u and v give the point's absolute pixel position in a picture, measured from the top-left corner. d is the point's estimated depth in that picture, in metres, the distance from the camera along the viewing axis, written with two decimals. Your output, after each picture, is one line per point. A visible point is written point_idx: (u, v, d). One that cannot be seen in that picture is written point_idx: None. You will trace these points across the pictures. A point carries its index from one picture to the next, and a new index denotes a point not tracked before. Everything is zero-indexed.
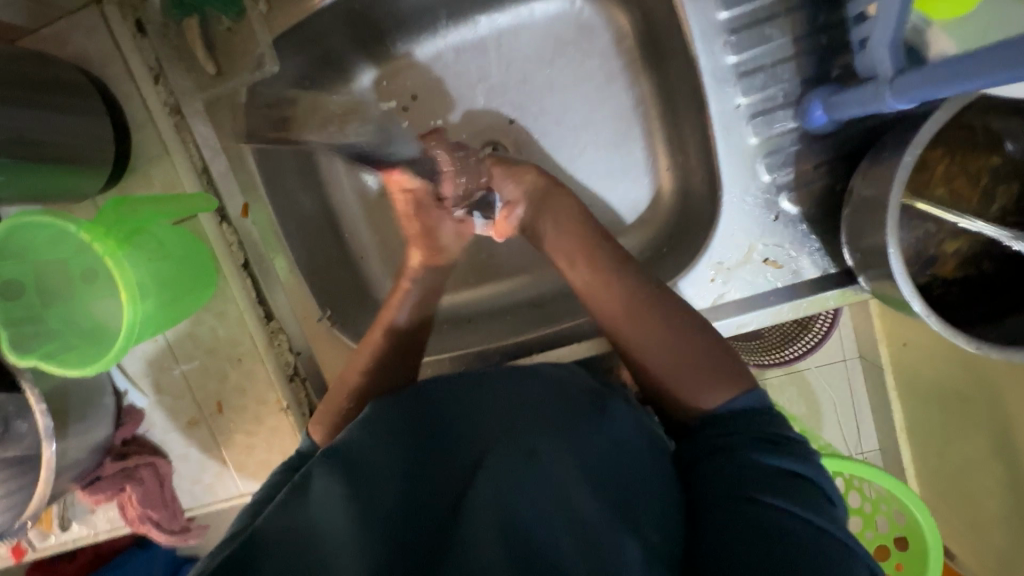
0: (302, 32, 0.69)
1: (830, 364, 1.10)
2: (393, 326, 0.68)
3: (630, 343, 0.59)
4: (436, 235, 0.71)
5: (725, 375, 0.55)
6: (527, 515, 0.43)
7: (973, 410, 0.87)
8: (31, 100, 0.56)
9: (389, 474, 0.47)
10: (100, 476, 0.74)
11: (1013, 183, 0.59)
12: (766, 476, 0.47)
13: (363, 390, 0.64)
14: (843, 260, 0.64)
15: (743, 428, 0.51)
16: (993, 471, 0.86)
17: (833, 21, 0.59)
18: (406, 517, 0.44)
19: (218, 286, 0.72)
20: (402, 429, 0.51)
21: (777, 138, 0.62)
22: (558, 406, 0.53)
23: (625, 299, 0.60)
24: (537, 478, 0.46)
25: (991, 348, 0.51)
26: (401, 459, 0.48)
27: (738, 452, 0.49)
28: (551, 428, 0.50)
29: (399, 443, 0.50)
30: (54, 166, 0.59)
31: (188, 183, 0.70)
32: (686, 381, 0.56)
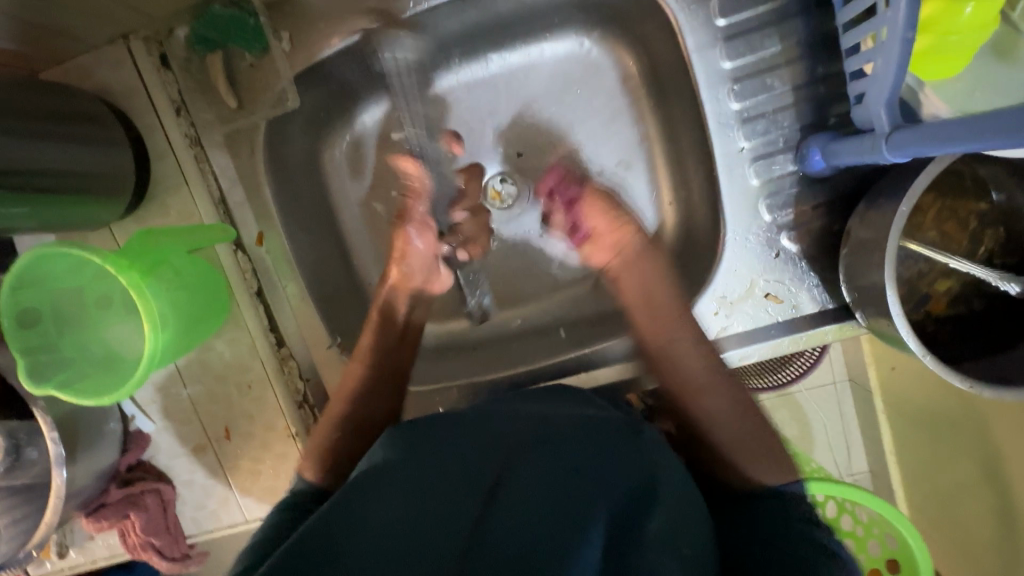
0: (321, 69, 0.71)
1: (820, 387, 1.13)
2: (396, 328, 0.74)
3: (707, 416, 0.62)
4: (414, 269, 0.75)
5: (783, 462, 0.60)
6: (549, 516, 0.45)
7: (964, 438, 0.89)
8: (59, 133, 0.57)
9: (409, 494, 0.48)
10: (104, 503, 0.73)
11: (999, 228, 0.62)
12: (823, 552, 0.51)
13: (345, 415, 0.67)
14: (839, 296, 0.67)
15: (795, 511, 0.56)
16: (982, 497, 0.88)
17: (830, 72, 0.63)
18: (437, 526, 0.45)
19: (231, 313, 0.73)
20: (421, 447, 0.53)
21: (777, 180, 0.65)
22: (565, 421, 0.55)
23: (704, 375, 0.63)
24: (550, 478, 0.48)
25: (983, 387, 0.54)
26: (417, 478, 0.49)
27: (795, 529, 0.53)
28: (560, 438, 0.52)
29: (415, 461, 0.51)
30: (78, 197, 0.60)
31: (205, 212, 0.71)
32: (749, 456, 0.59)
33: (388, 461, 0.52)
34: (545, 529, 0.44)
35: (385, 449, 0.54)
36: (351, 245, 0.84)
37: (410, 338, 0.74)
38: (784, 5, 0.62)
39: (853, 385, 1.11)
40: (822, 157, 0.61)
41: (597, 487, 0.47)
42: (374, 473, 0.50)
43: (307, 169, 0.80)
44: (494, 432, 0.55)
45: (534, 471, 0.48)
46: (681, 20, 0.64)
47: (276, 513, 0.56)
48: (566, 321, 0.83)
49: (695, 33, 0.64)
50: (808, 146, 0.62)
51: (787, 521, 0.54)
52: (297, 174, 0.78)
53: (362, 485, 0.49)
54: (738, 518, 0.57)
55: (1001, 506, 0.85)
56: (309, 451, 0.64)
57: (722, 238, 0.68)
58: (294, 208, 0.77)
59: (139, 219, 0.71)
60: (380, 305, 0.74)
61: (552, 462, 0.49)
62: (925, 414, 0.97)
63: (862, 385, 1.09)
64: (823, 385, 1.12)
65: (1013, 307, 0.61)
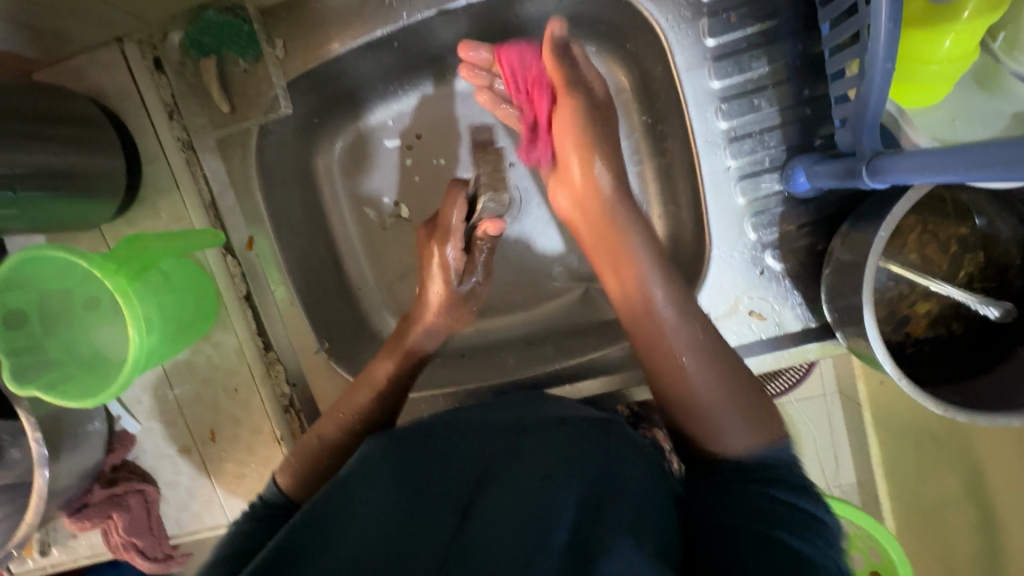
0: (314, 76, 0.72)
1: (811, 399, 1.11)
2: (409, 355, 0.71)
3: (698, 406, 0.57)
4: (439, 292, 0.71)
5: (761, 425, 0.56)
6: (519, 512, 0.48)
7: (948, 453, 0.90)
8: (52, 136, 0.58)
9: (389, 499, 0.51)
10: (87, 502, 0.73)
11: (980, 252, 0.62)
12: (783, 517, 0.49)
13: (338, 443, 0.66)
14: (822, 315, 0.68)
15: (768, 477, 0.53)
16: (966, 511, 0.89)
17: (817, 94, 0.63)
18: (416, 521, 0.49)
19: (219, 316, 0.73)
20: (400, 456, 0.55)
21: (763, 199, 0.66)
22: (538, 427, 0.58)
23: (699, 374, 0.58)
24: (522, 478, 0.51)
25: (958, 411, 0.54)
26: (400, 483, 0.52)
27: (760, 498, 0.51)
28: (532, 444, 0.55)
29: (396, 465, 0.54)
30: (68, 199, 0.61)
31: (196, 216, 0.71)
32: (723, 426, 0.56)
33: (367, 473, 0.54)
34: (514, 518, 0.47)
35: (364, 460, 0.56)
36: (341, 251, 0.84)
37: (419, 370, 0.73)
38: (772, 27, 0.63)
39: (843, 398, 1.10)
40: (806, 178, 0.61)
41: (563, 484, 0.50)
42: (355, 486, 0.53)
43: (299, 174, 0.80)
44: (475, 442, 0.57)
45: (504, 474, 0.52)
46: (670, 39, 0.65)
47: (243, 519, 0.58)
48: (554, 331, 0.84)
49: (684, 53, 0.64)
50: (793, 167, 0.63)
51: (746, 486, 0.52)
52: (288, 180, 0.79)
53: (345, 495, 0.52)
54: (704, 492, 0.54)
55: (981, 522, 0.86)
56: (285, 467, 0.64)
57: (707, 255, 0.68)
58: (286, 212, 0.78)
59: (130, 221, 0.71)
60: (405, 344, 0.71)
61: (522, 468, 0.52)
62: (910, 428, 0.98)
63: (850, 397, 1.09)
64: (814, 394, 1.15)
65: (994, 331, 0.62)
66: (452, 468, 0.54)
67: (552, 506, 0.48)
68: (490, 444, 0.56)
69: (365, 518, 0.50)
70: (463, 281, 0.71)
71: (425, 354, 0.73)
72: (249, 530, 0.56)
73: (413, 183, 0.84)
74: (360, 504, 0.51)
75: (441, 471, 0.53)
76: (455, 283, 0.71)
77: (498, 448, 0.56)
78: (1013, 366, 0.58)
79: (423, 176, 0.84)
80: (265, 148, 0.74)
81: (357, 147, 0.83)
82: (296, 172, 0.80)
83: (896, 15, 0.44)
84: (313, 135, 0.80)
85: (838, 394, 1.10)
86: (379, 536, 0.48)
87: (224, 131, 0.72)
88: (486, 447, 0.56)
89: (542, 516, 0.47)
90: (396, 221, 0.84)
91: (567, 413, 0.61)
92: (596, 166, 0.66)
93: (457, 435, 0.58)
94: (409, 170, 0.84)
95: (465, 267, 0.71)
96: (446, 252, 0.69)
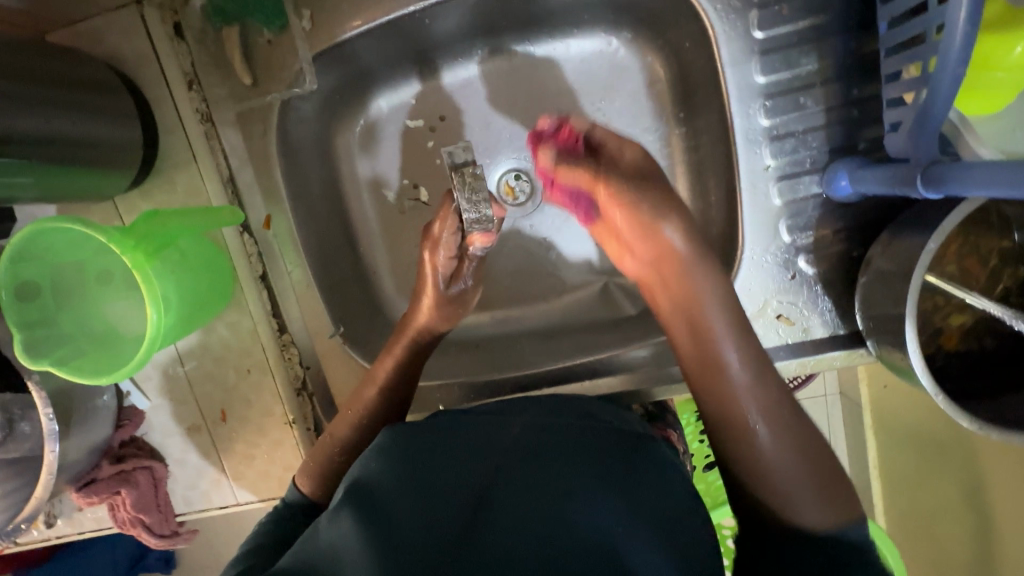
0: (340, 51, 0.69)
1: (812, 398, 1.14)
2: (427, 332, 0.70)
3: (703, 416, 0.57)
4: (436, 305, 0.70)
5: (836, 499, 0.51)
6: (536, 510, 0.49)
7: (952, 461, 0.89)
8: (68, 102, 0.55)
9: (404, 495, 0.51)
10: (96, 478, 0.72)
11: (1019, 267, 0.61)
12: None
13: (350, 443, 0.67)
14: (852, 323, 0.66)
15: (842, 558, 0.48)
16: (963, 519, 0.89)
17: (865, 95, 0.61)
18: (434, 517, 0.48)
19: (234, 296, 0.71)
20: (414, 452, 0.55)
21: (801, 201, 0.64)
22: (562, 429, 0.58)
23: (736, 366, 0.55)
24: (536, 479, 0.52)
25: (992, 429, 0.53)
26: (418, 481, 0.52)
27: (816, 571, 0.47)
28: (549, 444, 0.56)
29: (416, 463, 0.54)
30: (85, 170, 0.59)
31: (213, 192, 0.70)
32: (794, 498, 0.50)
33: (379, 473, 0.53)
34: (531, 518, 0.48)
35: (378, 452, 0.56)
36: (358, 234, 0.82)
37: (426, 357, 0.72)
38: (825, 22, 0.60)
39: (844, 399, 1.13)
40: (849, 182, 0.59)
41: (581, 488, 0.50)
42: (368, 486, 0.52)
43: (318, 153, 0.78)
44: (482, 442, 0.56)
45: (520, 474, 0.52)
46: (717, 29, 0.62)
47: (265, 522, 0.61)
48: (572, 324, 0.82)
49: (731, 45, 0.62)
50: (836, 170, 0.61)
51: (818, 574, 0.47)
52: (308, 158, 0.76)
53: (359, 494, 0.51)
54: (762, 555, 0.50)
55: (978, 527, 0.86)
56: (305, 469, 0.66)
57: (738, 256, 0.67)
58: (304, 190, 0.75)
59: (145, 194, 0.69)
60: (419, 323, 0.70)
61: (537, 468, 0.53)
62: (912, 434, 0.96)
63: (851, 398, 1.10)
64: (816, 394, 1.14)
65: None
66: (469, 463, 0.54)
67: (567, 506, 0.49)
68: (508, 437, 0.57)
69: (388, 513, 0.49)
70: (452, 285, 0.70)
71: (436, 337, 0.72)
72: (272, 527, 0.59)
73: (434, 167, 0.81)
74: (379, 497, 0.51)
75: (461, 469, 0.53)
76: (445, 288, 0.70)
77: (515, 443, 0.56)
78: None
79: (445, 161, 0.81)
80: (287, 124, 0.72)
81: (379, 126, 0.81)
82: (316, 151, 0.78)
83: (974, 17, 0.41)
84: (335, 112, 0.77)
85: (839, 395, 1.14)
86: (399, 527, 0.47)
87: (244, 104, 0.70)
88: (503, 443, 0.56)
89: (557, 514, 0.48)
90: (416, 206, 0.82)
91: (595, 417, 0.62)
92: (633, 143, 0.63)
93: (475, 433, 0.58)
94: (431, 153, 0.81)
95: (455, 272, 0.70)
96: (434, 252, 0.68)
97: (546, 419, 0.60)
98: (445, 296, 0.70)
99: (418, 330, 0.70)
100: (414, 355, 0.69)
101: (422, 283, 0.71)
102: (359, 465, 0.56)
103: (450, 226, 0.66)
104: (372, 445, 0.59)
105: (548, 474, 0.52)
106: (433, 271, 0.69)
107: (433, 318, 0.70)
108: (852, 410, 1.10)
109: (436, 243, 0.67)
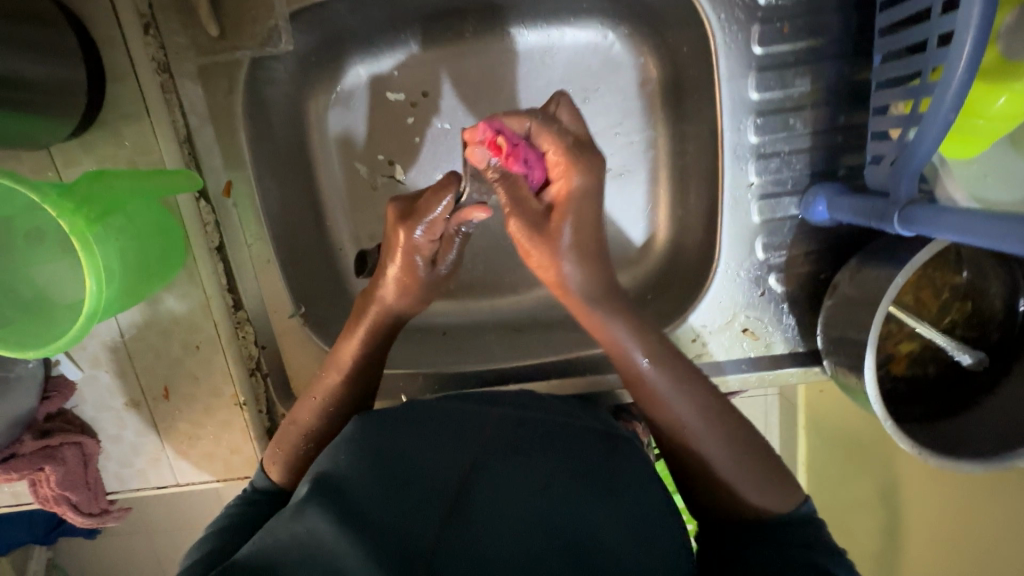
0: (320, 9, 0.65)
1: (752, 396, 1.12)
2: (390, 312, 0.65)
3: (679, 431, 0.57)
4: (406, 287, 0.64)
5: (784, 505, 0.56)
6: (517, 515, 0.49)
7: (871, 458, 0.94)
8: (2, 32, 0.48)
9: (379, 488, 0.49)
10: (17, 453, 0.66)
11: (966, 302, 0.65)
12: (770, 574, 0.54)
13: (315, 427, 0.64)
14: (811, 341, 0.69)
15: None
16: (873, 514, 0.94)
17: (851, 122, 0.62)
18: (411, 515, 0.48)
19: (186, 266, 0.66)
20: (387, 444, 0.53)
21: (778, 221, 0.65)
22: (538, 425, 0.58)
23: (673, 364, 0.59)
24: (521, 483, 0.51)
25: (931, 454, 0.56)
26: (392, 476, 0.50)
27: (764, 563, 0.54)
28: (529, 443, 0.56)
29: (388, 456, 0.52)
30: (17, 117, 0.51)
31: (167, 150, 0.63)
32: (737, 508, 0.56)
33: (350, 469, 0.51)
34: (512, 520, 0.49)
35: (347, 447, 0.53)
36: (325, 208, 0.77)
37: (384, 350, 0.67)
38: (822, 45, 0.60)
39: (781, 398, 1.13)
40: (826, 208, 0.61)
41: (562, 495, 0.51)
42: (337, 480, 0.50)
43: (287, 118, 0.73)
44: (456, 439, 0.55)
45: (499, 473, 0.52)
46: (718, 39, 0.61)
47: (232, 505, 0.59)
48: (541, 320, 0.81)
49: (730, 57, 0.61)
50: (814, 195, 0.62)
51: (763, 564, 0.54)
52: (276, 122, 0.71)
53: (327, 492, 0.49)
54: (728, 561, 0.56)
55: (887, 524, 0.91)
56: (270, 455, 0.64)
57: (714, 268, 0.67)
58: (269, 156, 0.70)
59: (87, 145, 0.62)
60: (381, 302, 0.64)
61: (521, 470, 0.53)
62: (839, 434, 0.99)
63: (789, 397, 1.11)
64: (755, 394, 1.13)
65: (962, 380, 0.65)
66: (442, 457, 0.53)
67: (545, 514, 0.49)
68: (483, 432, 0.57)
69: (363, 507, 0.47)
70: (433, 269, 0.65)
71: (403, 318, 0.67)
72: (238, 519, 0.57)
73: (412, 144, 0.77)
74: (354, 491, 0.49)
75: (435, 463, 0.52)
76: (425, 273, 0.64)
77: (493, 439, 0.56)
78: (981, 414, 0.61)
79: (423, 139, 0.77)
80: (256, 83, 0.66)
81: (356, 95, 0.76)
82: (285, 116, 0.72)
83: (974, 66, 0.42)
84: (309, 75, 0.72)
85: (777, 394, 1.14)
86: (381, 526, 0.46)
87: (208, 56, 0.64)
88: (478, 438, 0.56)
89: (535, 523, 0.49)
90: (389, 182, 0.78)
91: (569, 414, 0.62)
92: (575, 175, 0.56)
93: (447, 427, 0.57)
94: (410, 129, 0.76)
95: (436, 255, 0.65)
96: (412, 232, 0.61)
97: (524, 415, 0.60)
98: (416, 278, 0.64)
99: (383, 310, 0.64)
100: (376, 338, 0.65)
101: (393, 259, 0.63)
102: (325, 456, 0.54)
103: (447, 205, 0.60)
104: (338, 435, 0.56)
105: (529, 475, 0.52)
106: (408, 253, 0.62)
107: (399, 294, 0.64)
108: (788, 411, 1.11)
109: (426, 220, 0.61)
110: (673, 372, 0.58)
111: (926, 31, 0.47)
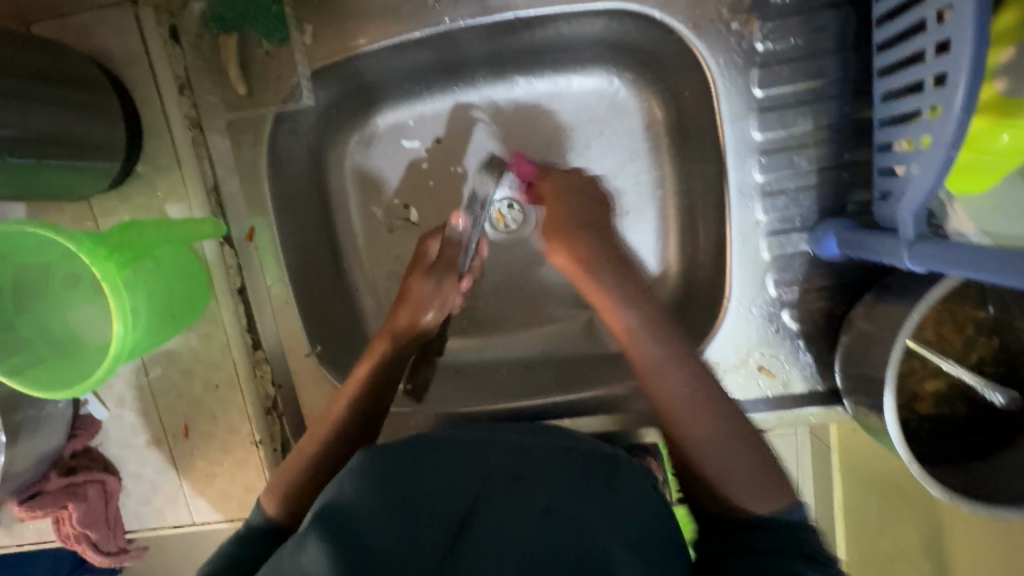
0: (341, 68, 0.69)
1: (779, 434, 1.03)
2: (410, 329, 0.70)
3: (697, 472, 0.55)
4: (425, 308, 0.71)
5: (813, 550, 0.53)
6: (519, 550, 0.47)
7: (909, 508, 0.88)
8: (53, 98, 0.53)
9: (383, 523, 0.48)
10: (42, 490, 0.68)
11: (993, 337, 0.62)
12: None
13: (317, 461, 0.62)
14: (831, 379, 0.67)
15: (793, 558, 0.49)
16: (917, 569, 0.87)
17: (856, 159, 0.62)
18: (412, 550, 0.46)
19: (209, 307, 0.69)
20: (395, 475, 0.52)
21: (788, 258, 0.65)
22: (543, 453, 0.57)
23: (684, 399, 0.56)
24: (527, 518, 0.49)
25: (964, 500, 0.53)
26: (394, 510, 0.49)
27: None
28: (533, 472, 0.54)
29: (392, 488, 0.51)
30: (61, 172, 0.56)
31: (195, 198, 0.67)
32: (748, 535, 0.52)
33: (354, 501, 0.50)
34: (515, 553, 0.47)
35: (354, 478, 0.52)
36: (342, 250, 0.80)
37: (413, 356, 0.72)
38: (821, 85, 0.61)
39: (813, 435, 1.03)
40: (836, 244, 0.60)
41: (568, 524, 0.49)
42: (342, 513, 0.49)
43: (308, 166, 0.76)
44: (458, 467, 0.54)
45: (504, 506, 0.51)
46: (718, 82, 0.63)
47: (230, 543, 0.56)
48: (555, 358, 0.82)
49: (730, 100, 0.63)
50: (823, 231, 0.62)
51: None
52: (297, 171, 0.75)
53: (331, 525, 0.48)
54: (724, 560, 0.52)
55: None
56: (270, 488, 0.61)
57: (724, 304, 0.67)
58: (291, 202, 0.74)
59: (122, 197, 0.66)
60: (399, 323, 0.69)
61: (528, 500, 0.51)
62: (872, 479, 0.94)
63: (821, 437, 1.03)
64: (785, 431, 1.02)
65: (994, 420, 0.62)
66: (444, 487, 0.52)
67: (550, 548, 0.47)
68: (490, 461, 0.55)
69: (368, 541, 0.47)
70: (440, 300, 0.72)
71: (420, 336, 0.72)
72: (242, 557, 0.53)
73: (427, 188, 0.80)
74: (360, 527, 0.48)
75: (437, 497, 0.51)
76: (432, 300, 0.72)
77: (498, 467, 0.54)
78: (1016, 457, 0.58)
79: (437, 182, 0.80)
80: (278, 136, 0.70)
81: (371, 145, 0.79)
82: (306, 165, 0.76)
83: (971, 105, 0.42)
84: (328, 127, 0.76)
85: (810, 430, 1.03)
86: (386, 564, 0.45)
87: (236, 112, 0.69)
88: (485, 465, 0.54)
89: (537, 558, 0.46)
90: (405, 225, 0.81)
91: (573, 440, 0.60)
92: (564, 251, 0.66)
93: (455, 457, 0.55)
94: (425, 175, 0.80)
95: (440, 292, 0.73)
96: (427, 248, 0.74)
97: (536, 446, 0.57)
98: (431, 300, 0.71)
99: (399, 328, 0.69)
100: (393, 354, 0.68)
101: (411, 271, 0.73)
102: (331, 487, 0.53)
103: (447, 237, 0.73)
104: (346, 466, 0.54)
105: (538, 508, 0.50)
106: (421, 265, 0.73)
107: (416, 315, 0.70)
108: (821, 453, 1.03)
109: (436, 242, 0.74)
110: (665, 404, 0.57)
111: (922, 72, 0.47)
